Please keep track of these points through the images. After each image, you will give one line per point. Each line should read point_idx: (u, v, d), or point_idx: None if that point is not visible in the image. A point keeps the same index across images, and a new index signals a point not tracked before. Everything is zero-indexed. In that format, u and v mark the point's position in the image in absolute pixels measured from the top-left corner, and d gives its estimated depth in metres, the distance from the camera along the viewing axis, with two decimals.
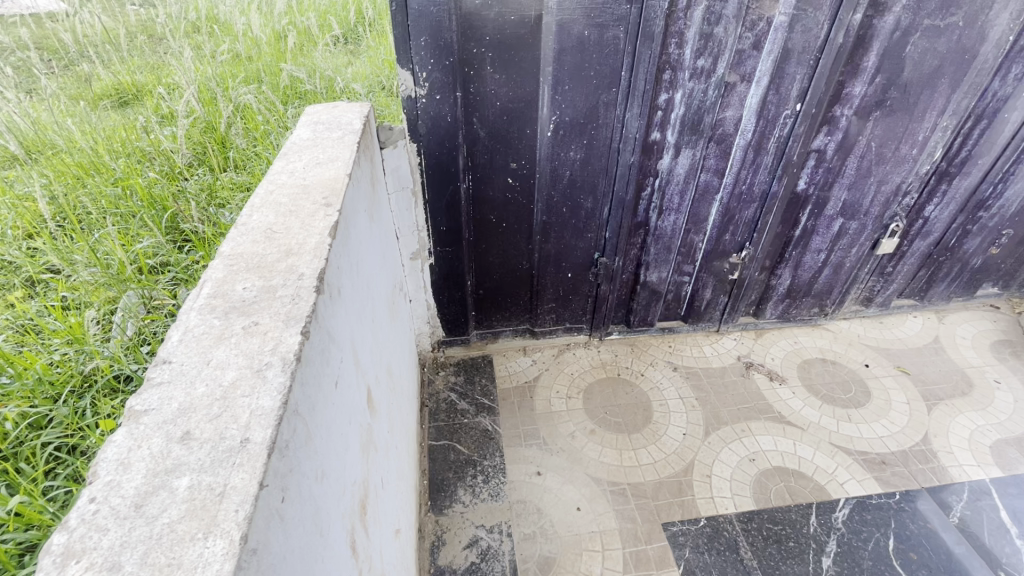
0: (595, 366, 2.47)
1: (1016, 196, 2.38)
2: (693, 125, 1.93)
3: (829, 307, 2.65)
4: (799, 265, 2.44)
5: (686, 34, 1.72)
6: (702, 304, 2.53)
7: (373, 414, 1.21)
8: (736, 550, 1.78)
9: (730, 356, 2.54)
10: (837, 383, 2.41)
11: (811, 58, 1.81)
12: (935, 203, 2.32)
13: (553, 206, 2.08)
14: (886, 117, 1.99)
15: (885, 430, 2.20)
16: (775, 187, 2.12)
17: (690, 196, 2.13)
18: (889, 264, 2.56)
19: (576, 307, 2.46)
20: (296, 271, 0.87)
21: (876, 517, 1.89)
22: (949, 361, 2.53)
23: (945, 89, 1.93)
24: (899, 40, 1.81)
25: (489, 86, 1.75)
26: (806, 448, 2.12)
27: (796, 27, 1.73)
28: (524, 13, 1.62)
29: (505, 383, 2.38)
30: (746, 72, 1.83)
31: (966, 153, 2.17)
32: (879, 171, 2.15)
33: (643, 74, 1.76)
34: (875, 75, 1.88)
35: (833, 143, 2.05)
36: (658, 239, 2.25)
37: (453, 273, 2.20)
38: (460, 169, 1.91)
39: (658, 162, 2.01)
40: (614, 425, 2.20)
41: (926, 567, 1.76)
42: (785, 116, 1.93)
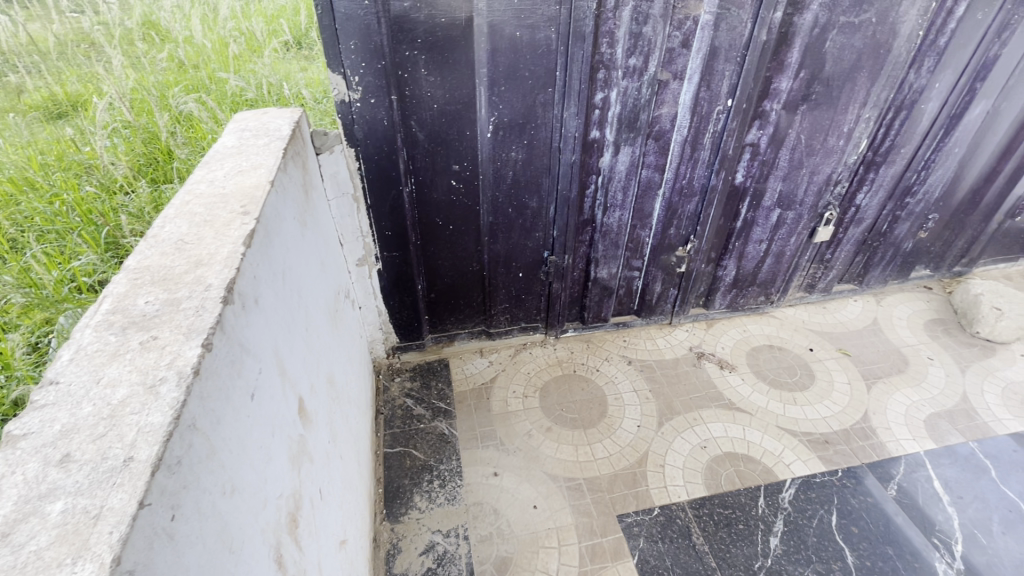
0: (551, 364, 2.49)
1: (938, 182, 2.52)
2: (630, 123, 1.97)
3: (774, 295, 2.75)
4: (742, 256, 2.52)
5: (617, 33, 1.75)
6: (653, 297, 2.58)
7: (307, 424, 1.19)
8: (688, 537, 1.82)
9: (682, 347, 2.60)
10: (783, 368, 2.50)
11: (737, 55, 1.87)
12: (865, 191, 2.44)
13: (499, 208, 2.09)
14: (812, 110, 2.07)
15: (828, 410, 2.30)
16: (713, 180, 2.18)
17: (633, 193, 2.17)
18: (827, 252, 2.67)
19: (530, 307, 2.48)
20: (203, 281, 0.85)
21: (820, 495, 1.97)
22: (886, 341, 2.66)
23: (865, 83, 2.03)
24: (818, 37, 1.89)
25: (424, 89, 1.75)
26: (755, 432, 2.19)
27: (721, 25, 1.79)
28: (453, 14, 1.62)
29: (462, 386, 2.38)
30: (677, 70, 1.88)
31: (889, 143, 2.28)
32: (811, 162, 2.24)
33: (578, 73, 1.79)
34: (799, 71, 1.96)
35: (765, 136, 2.12)
36: (605, 236, 2.28)
37: (402, 278, 2.19)
38: (401, 173, 1.90)
39: (599, 160, 2.05)
40: (570, 422, 2.22)
41: (866, 539, 1.83)
42: (718, 112, 1.99)
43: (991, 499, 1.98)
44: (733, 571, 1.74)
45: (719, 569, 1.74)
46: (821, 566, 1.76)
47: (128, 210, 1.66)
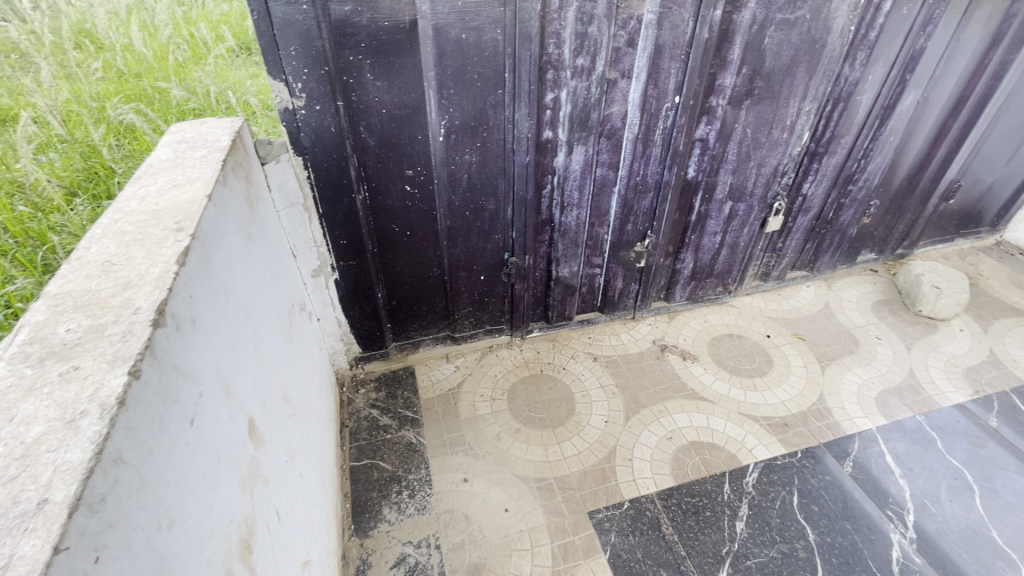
0: (518, 365, 2.49)
1: (878, 169, 2.64)
2: (582, 122, 1.98)
3: (731, 285, 2.83)
4: (699, 248, 2.58)
5: (563, 34, 1.76)
6: (615, 293, 2.62)
7: (260, 445, 1.14)
8: (658, 528, 1.85)
9: (646, 341, 2.64)
10: (743, 355, 2.57)
11: (682, 53, 1.91)
12: (810, 181, 2.53)
13: (456, 211, 2.08)
14: (756, 105, 2.14)
15: (786, 394, 2.38)
16: (666, 176, 2.22)
17: (589, 191, 2.19)
18: (779, 241, 2.76)
19: (494, 309, 2.47)
20: (131, 304, 0.81)
21: (781, 477, 2.03)
22: (837, 323, 2.77)
23: (803, 77, 2.11)
24: (757, 33, 1.95)
25: (372, 94, 1.71)
26: (718, 420, 2.25)
27: (664, 23, 1.82)
28: (395, 18, 1.60)
29: (429, 393, 2.35)
30: (624, 69, 1.90)
31: (830, 133, 2.38)
32: (757, 155, 2.31)
33: (526, 74, 1.79)
34: (741, 67, 2.02)
35: (713, 131, 2.18)
36: (564, 234, 2.30)
37: (361, 287, 2.15)
38: (353, 180, 1.86)
39: (553, 160, 2.05)
40: (538, 422, 2.22)
41: (826, 517, 1.90)
42: (666, 108, 2.03)
43: (938, 468, 2.08)
44: (702, 558, 1.77)
45: (689, 557, 1.77)
46: (785, 546, 1.81)
47: (66, 231, 1.54)
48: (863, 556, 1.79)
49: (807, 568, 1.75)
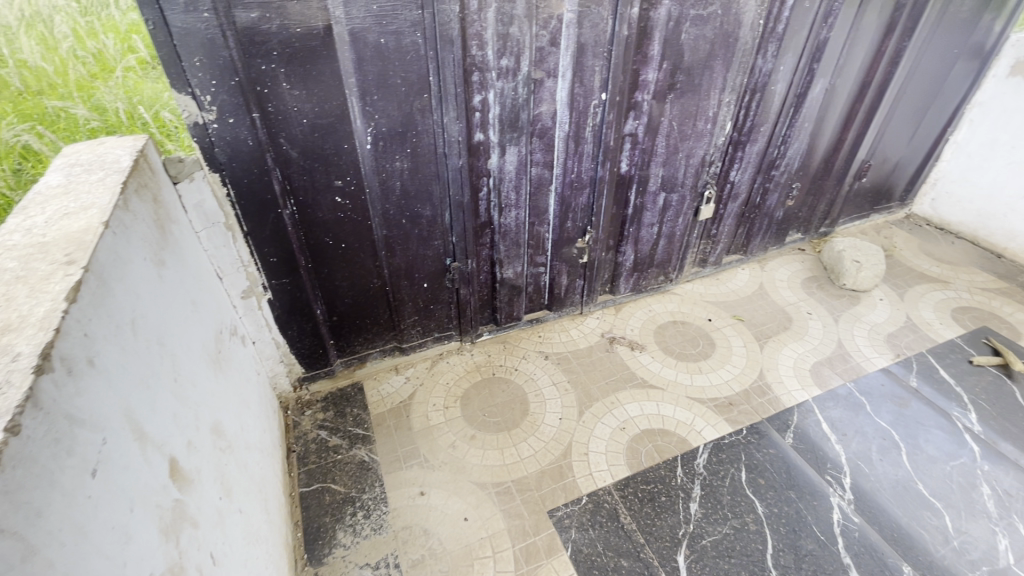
0: (469, 370, 2.47)
1: (796, 154, 2.79)
2: (512, 123, 1.98)
3: (672, 273, 2.92)
4: (638, 240, 2.65)
5: (484, 35, 1.75)
6: (561, 290, 2.65)
7: (185, 486, 1.06)
8: (617, 518, 1.88)
9: (594, 334, 2.68)
10: (688, 341, 2.66)
11: (604, 50, 1.94)
12: (736, 168, 2.64)
13: (391, 220, 2.03)
14: (679, 99, 2.21)
15: (729, 374, 2.47)
16: (600, 172, 2.26)
17: (526, 191, 2.20)
18: (713, 227, 2.87)
19: (441, 316, 2.44)
20: (10, 351, 0.73)
21: (730, 455, 2.10)
22: (771, 302, 2.92)
23: (721, 70, 2.20)
24: (674, 30, 2.01)
25: (289, 104, 1.64)
26: (668, 405, 2.31)
27: (584, 22, 1.85)
28: (308, 23, 1.53)
29: (380, 407, 2.29)
30: (550, 68, 1.91)
31: (750, 123, 2.49)
32: (685, 147, 2.38)
33: (451, 77, 1.77)
34: (662, 62, 2.08)
35: (641, 126, 2.23)
36: (505, 236, 2.29)
37: (298, 305, 2.06)
38: (278, 195, 1.78)
39: (487, 162, 2.04)
40: (493, 426, 2.20)
41: (772, 488, 1.99)
42: (594, 106, 2.06)
43: (869, 431, 2.22)
44: (660, 543, 1.81)
45: (648, 543, 1.81)
46: (737, 521, 1.88)
47: None
48: (808, 522, 1.88)
49: (758, 540, 1.82)
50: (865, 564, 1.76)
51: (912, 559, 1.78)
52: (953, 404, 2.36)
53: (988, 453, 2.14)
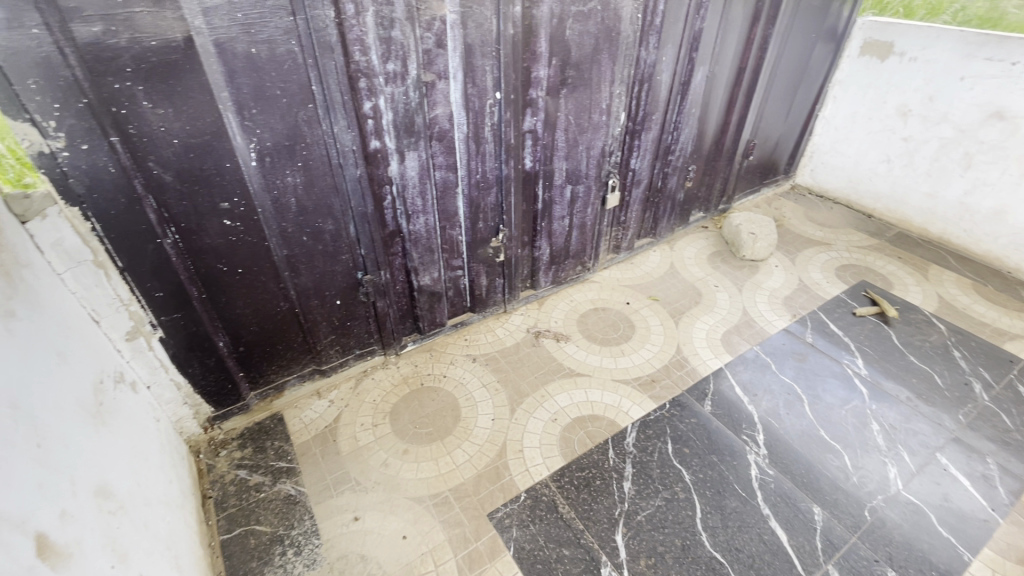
0: (397, 384, 2.41)
1: (688, 138, 2.97)
2: (407, 128, 1.93)
3: (589, 262, 3.01)
4: (551, 234, 2.70)
5: (366, 40, 1.69)
6: (482, 291, 2.65)
7: (59, 563, 0.95)
8: (555, 509, 1.90)
9: (520, 331, 2.71)
10: (609, 325, 2.76)
11: (492, 50, 1.95)
12: (636, 156, 2.77)
13: (291, 239, 1.92)
14: (572, 93, 2.27)
15: (649, 352, 2.59)
16: (504, 170, 2.28)
17: (432, 197, 2.16)
18: (621, 215, 2.99)
19: (360, 331, 2.36)
20: None
21: (656, 430, 2.20)
22: (682, 280, 3.09)
23: (608, 63, 2.28)
24: (558, 26, 2.06)
25: (154, 124, 1.50)
26: (596, 391, 2.38)
27: (468, 23, 1.84)
28: (164, 35, 1.41)
29: (303, 436, 2.17)
30: (440, 71, 1.89)
31: (642, 112, 2.61)
32: (584, 139, 2.46)
33: (335, 85, 1.70)
34: (551, 58, 2.12)
35: (540, 122, 2.27)
36: (417, 243, 2.25)
37: (196, 340, 1.91)
38: (154, 223, 1.63)
39: (387, 170, 1.98)
40: (425, 437, 2.16)
41: (696, 455, 2.10)
42: (490, 105, 2.07)
43: (775, 388, 2.41)
44: (598, 526, 1.86)
45: (586, 528, 1.85)
46: (667, 493, 1.97)
47: None
48: (730, 482, 2.01)
49: (687, 507, 1.92)
50: (782, 512, 1.91)
51: (820, 500, 1.96)
52: (844, 353, 2.61)
53: (874, 393, 2.39)
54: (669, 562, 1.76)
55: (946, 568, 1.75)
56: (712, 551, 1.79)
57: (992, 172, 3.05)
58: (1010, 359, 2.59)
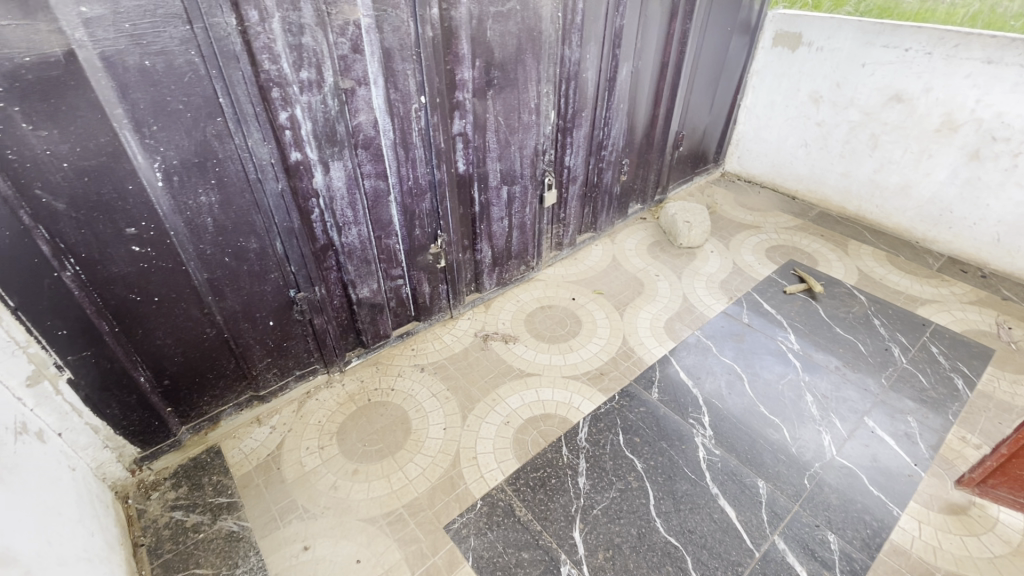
0: (342, 402, 2.32)
1: (619, 133, 3.03)
2: (329, 138, 1.86)
3: (532, 261, 3.03)
4: (492, 235, 2.69)
5: (275, 48, 1.61)
6: (426, 298, 2.60)
7: None
8: (512, 513, 1.89)
9: (468, 336, 2.68)
10: (556, 322, 2.78)
11: (412, 53, 1.91)
12: (570, 153, 2.80)
13: (211, 261, 1.81)
14: (499, 94, 2.26)
15: (597, 346, 2.63)
16: (437, 175, 2.24)
17: (363, 207, 2.10)
18: (560, 211, 3.02)
19: (298, 351, 2.26)
20: None
21: (607, 422, 2.23)
22: (624, 271, 3.16)
23: (532, 63, 2.28)
24: (478, 28, 2.04)
25: (38, 147, 1.37)
26: (546, 389, 2.38)
27: (384, 26, 1.79)
28: (40, 49, 1.28)
29: (244, 467, 2.06)
30: (359, 76, 1.83)
31: (572, 109, 2.64)
32: (515, 140, 2.45)
33: (245, 96, 1.61)
34: (474, 60, 2.10)
35: (469, 124, 2.24)
36: (351, 255, 2.17)
37: (112, 378, 1.76)
38: (49, 255, 1.48)
39: (312, 182, 1.90)
40: (375, 454, 2.09)
41: (647, 444, 2.15)
42: (415, 110, 2.03)
43: (717, 369, 2.50)
44: (556, 525, 1.86)
45: (545, 529, 1.85)
46: (621, 483, 2.00)
47: None
48: (680, 466, 2.06)
49: (640, 495, 1.96)
50: (729, 489, 1.98)
51: (764, 473, 2.05)
52: (778, 330, 2.74)
53: (807, 366, 2.52)
54: (627, 552, 1.78)
55: (878, 524, 1.87)
56: (667, 536, 1.83)
57: (896, 151, 3.30)
58: (922, 322, 2.80)
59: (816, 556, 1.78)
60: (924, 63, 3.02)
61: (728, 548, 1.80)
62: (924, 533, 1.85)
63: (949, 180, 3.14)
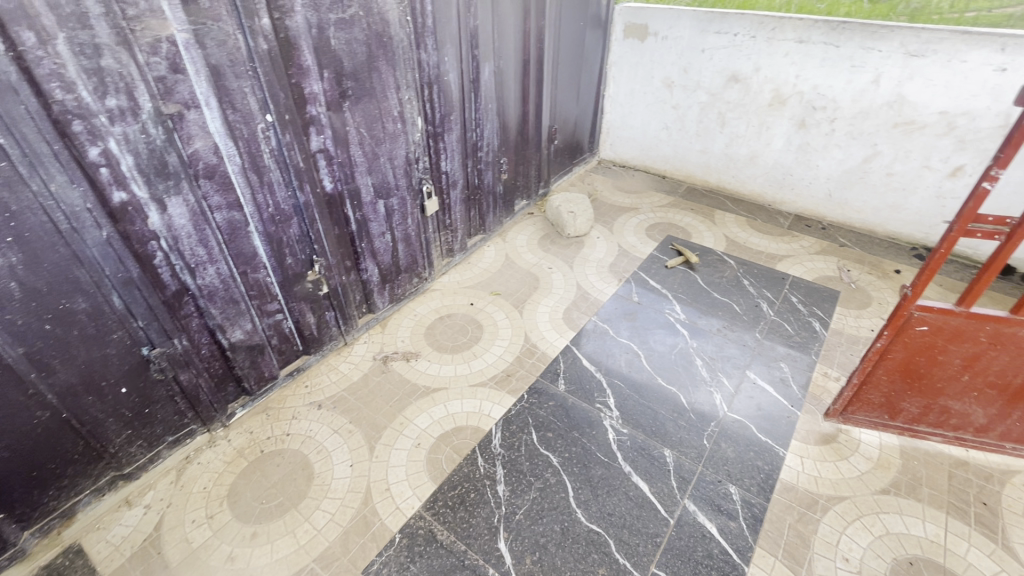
0: (230, 460, 2.08)
1: (491, 133, 3.03)
2: (159, 171, 1.64)
3: (424, 272, 2.94)
4: (375, 252, 2.56)
5: (66, 74, 1.37)
6: (312, 329, 2.42)
7: None
8: (434, 539, 1.82)
9: (366, 361, 2.53)
10: (457, 331, 2.72)
11: (247, 69, 1.74)
12: (445, 158, 2.75)
13: (27, 333, 1.51)
14: (357, 105, 2.14)
15: (500, 348, 2.61)
16: (300, 197, 2.08)
17: (218, 242, 1.88)
18: (445, 217, 2.97)
19: (166, 415, 1.99)
20: None
21: (519, 423, 2.22)
22: (518, 269, 3.18)
23: (388, 70, 2.20)
24: (320, 37, 1.91)
25: None
26: (454, 402, 2.32)
27: (206, 42, 1.61)
28: None
29: (115, 561, 1.77)
30: (185, 99, 1.63)
31: (439, 113, 2.58)
32: (383, 150, 2.35)
33: (35, 134, 1.35)
34: (322, 72, 1.97)
35: (328, 139, 2.10)
36: (213, 297, 1.94)
37: None
38: None
39: (147, 223, 1.66)
40: (275, 510, 1.90)
41: (560, 437, 2.17)
42: (262, 130, 1.86)
43: (616, 351, 2.60)
44: (480, 540, 1.81)
45: (469, 547, 1.79)
46: (539, 482, 2.00)
47: None
48: (593, 452, 2.11)
49: (560, 489, 1.97)
50: (640, 464, 2.07)
51: (669, 442, 2.16)
52: (665, 304, 2.92)
53: (693, 333, 2.71)
54: (553, 550, 1.79)
55: (770, 467, 2.06)
56: (589, 524, 1.87)
57: (740, 126, 3.66)
58: (782, 276, 3.14)
59: (722, 510, 1.91)
60: (751, 46, 3.36)
61: (645, 522, 1.87)
62: (806, 466, 2.06)
63: (785, 148, 3.55)
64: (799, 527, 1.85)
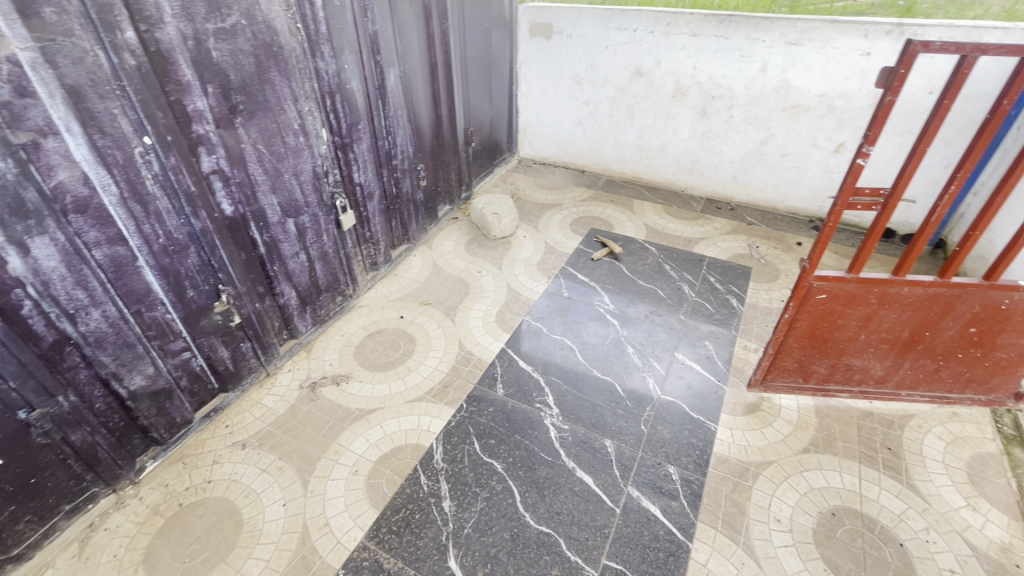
0: (143, 520, 1.88)
1: (404, 140, 2.96)
2: (16, 209, 1.44)
3: (348, 289, 2.82)
4: (290, 274, 2.41)
5: None
6: (227, 363, 2.24)
7: None
8: (381, 569, 1.73)
9: (292, 391, 2.38)
10: (388, 346, 2.63)
11: (114, 88, 1.56)
12: (356, 169, 2.64)
13: None
14: (250, 120, 2.00)
15: (435, 359, 2.55)
16: (196, 224, 1.91)
17: (101, 282, 1.69)
18: (365, 230, 2.86)
19: (58, 482, 1.76)
20: None
21: (460, 434, 2.18)
22: (447, 276, 3.12)
23: (281, 81, 2.07)
24: (198, 49, 1.76)
25: None
26: (391, 421, 2.24)
27: (59, 60, 1.43)
28: None
29: None
30: (40, 126, 1.44)
31: (345, 123, 2.47)
32: (286, 166, 2.22)
33: None
34: (205, 87, 1.82)
35: (222, 159, 1.95)
36: (102, 344, 1.74)
37: None
38: None
39: (7, 269, 1.45)
40: (200, 568, 1.73)
41: (502, 442, 2.15)
42: (140, 154, 1.68)
43: (551, 348, 2.62)
44: (429, 561, 1.76)
45: (419, 570, 1.73)
46: (486, 492, 1.97)
47: None
48: (537, 453, 2.11)
49: (507, 496, 1.95)
50: (584, 459, 2.09)
51: (609, 432, 2.20)
52: (594, 296, 2.98)
53: (623, 321, 2.79)
54: (505, 559, 1.76)
55: (704, 443, 2.15)
56: (538, 526, 1.86)
57: (648, 118, 3.81)
58: (699, 258, 3.30)
59: (663, 491, 1.97)
60: (650, 41, 3.50)
61: (592, 516, 1.89)
62: (736, 436, 2.17)
63: (690, 136, 3.74)
64: (735, 496, 1.95)
